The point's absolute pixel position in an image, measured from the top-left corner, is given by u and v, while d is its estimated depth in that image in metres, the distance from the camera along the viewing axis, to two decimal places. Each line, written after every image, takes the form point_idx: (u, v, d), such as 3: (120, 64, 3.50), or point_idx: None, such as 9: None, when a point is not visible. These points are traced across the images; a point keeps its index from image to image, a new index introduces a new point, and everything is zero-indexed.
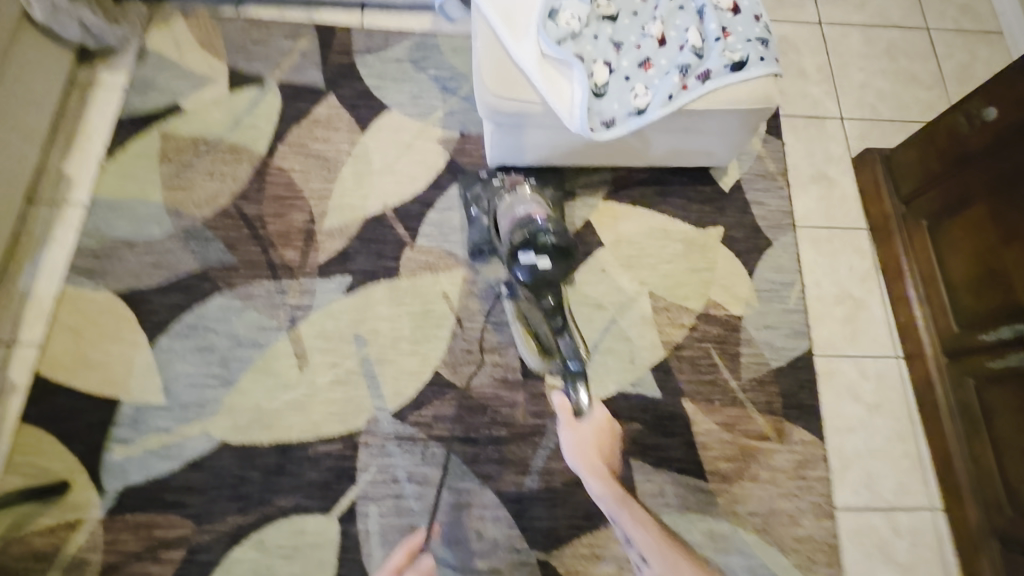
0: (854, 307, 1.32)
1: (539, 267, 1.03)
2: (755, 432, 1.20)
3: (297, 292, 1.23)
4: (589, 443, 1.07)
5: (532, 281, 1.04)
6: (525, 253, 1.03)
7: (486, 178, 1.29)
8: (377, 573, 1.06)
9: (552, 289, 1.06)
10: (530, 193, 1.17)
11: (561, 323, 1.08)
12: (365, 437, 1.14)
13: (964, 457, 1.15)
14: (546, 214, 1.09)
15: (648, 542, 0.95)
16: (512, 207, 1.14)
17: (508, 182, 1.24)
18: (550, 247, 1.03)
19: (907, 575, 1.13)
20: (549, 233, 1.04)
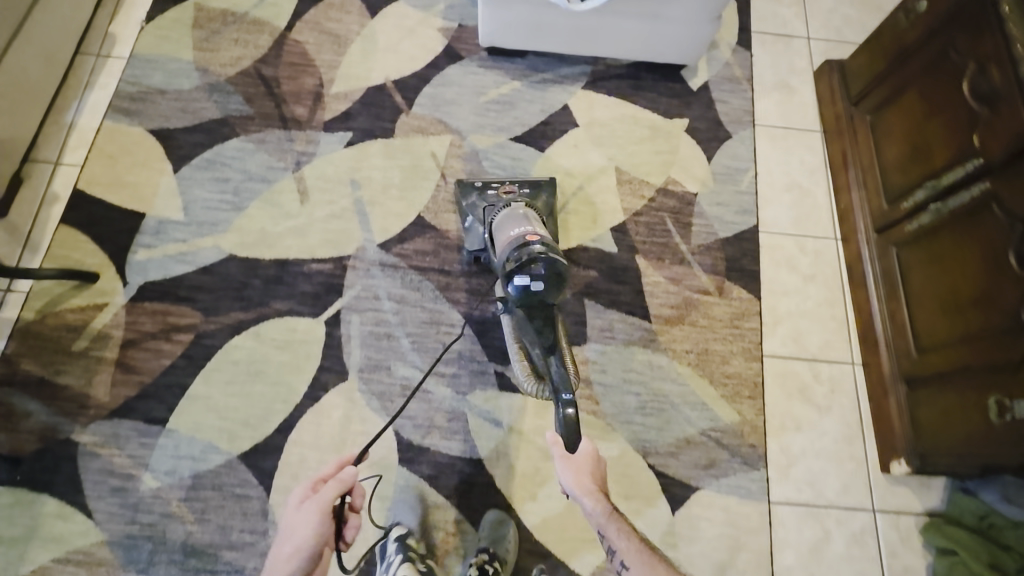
0: (802, 194, 1.45)
1: (534, 288, 1.00)
2: (698, 286, 1.34)
3: (304, 142, 1.40)
4: (584, 471, 1.06)
5: (525, 302, 1.01)
6: (520, 275, 0.99)
7: (482, 188, 1.29)
8: (355, 368, 1.23)
9: (543, 312, 1.02)
10: (526, 210, 1.17)
11: (551, 345, 1.02)
12: (354, 261, 1.31)
13: (882, 317, 1.27)
14: (540, 236, 1.06)
15: (630, 552, 0.98)
16: (506, 225, 1.13)
17: (502, 190, 1.29)
18: (543, 270, 0.99)
19: (822, 412, 1.26)
20: (544, 256, 1.00)
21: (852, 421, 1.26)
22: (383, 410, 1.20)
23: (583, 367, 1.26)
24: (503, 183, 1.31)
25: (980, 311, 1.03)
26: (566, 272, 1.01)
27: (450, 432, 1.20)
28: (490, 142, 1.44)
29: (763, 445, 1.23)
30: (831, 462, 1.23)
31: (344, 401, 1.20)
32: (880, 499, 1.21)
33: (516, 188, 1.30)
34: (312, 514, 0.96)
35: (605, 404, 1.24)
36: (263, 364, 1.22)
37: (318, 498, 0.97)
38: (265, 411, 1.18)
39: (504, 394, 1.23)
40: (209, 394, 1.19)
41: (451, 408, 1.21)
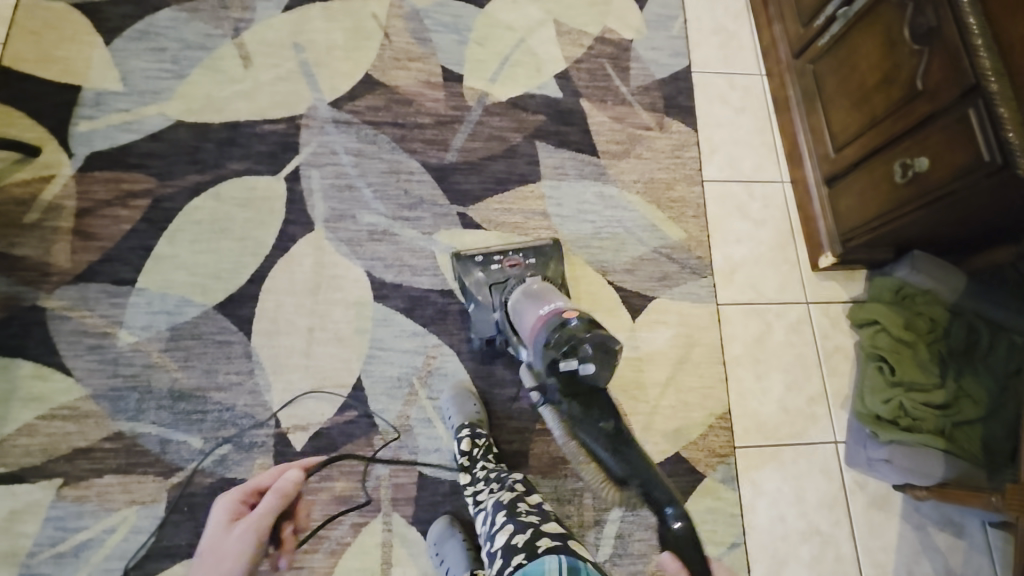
0: (728, 36, 1.54)
1: (584, 373, 0.88)
2: (640, 124, 1.42)
3: (239, 8, 1.38)
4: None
5: (579, 390, 0.90)
6: (566, 362, 0.87)
7: (482, 261, 1.18)
8: (320, 219, 1.25)
9: (598, 399, 0.92)
10: (541, 284, 1.07)
11: (615, 428, 0.91)
12: (306, 120, 1.32)
13: (806, 132, 1.39)
14: (575, 309, 0.93)
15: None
16: (524, 308, 1.01)
17: (506, 264, 1.17)
18: (592, 350, 0.87)
19: (759, 225, 1.39)
20: (590, 338, 0.87)
21: (784, 230, 1.39)
22: (353, 255, 1.24)
23: (540, 202, 1.33)
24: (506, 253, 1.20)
25: (884, 95, 1.16)
26: (618, 350, 0.89)
27: (421, 270, 1.25)
28: (429, 1, 1.45)
29: (709, 257, 1.34)
30: (770, 266, 1.36)
31: (313, 249, 1.23)
32: (812, 292, 1.35)
33: (522, 258, 1.19)
34: (244, 534, 0.91)
35: (564, 233, 1.32)
36: (227, 222, 1.23)
37: (253, 520, 0.92)
38: (235, 264, 1.20)
39: (468, 232, 1.29)
40: (176, 254, 1.19)
41: (419, 247, 1.26)
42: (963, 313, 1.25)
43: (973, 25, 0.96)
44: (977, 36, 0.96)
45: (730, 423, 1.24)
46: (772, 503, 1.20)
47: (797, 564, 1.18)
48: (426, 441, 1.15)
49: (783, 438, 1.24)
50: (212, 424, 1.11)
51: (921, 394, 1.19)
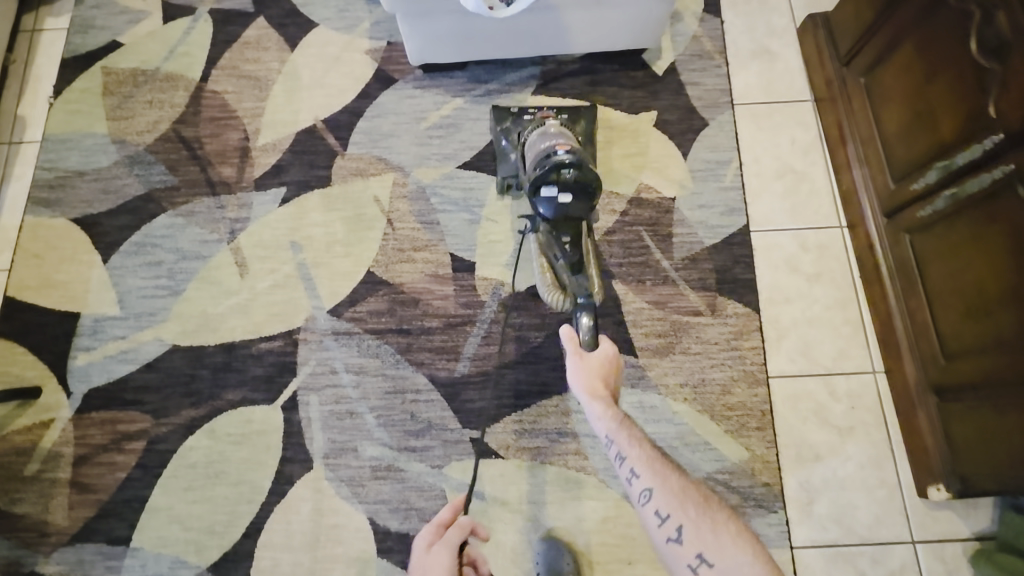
0: (795, 180, 1.27)
1: (562, 202, 0.97)
2: (686, 307, 1.19)
3: (236, 206, 1.28)
4: (595, 373, 0.95)
5: (551, 218, 0.98)
6: (547, 187, 0.97)
7: (517, 112, 1.24)
8: (319, 454, 1.13)
9: (571, 227, 0.99)
10: (558, 127, 1.10)
11: (578, 260, 0.99)
12: (304, 334, 1.20)
13: (902, 316, 1.10)
14: (570, 147, 1.01)
15: (644, 461, 0.82)
16: (537, 141, 1.08)
17: (539, 116, 1.21)
18: (572, 178, 0.96)
19: (843, 435, 1.12)
20: (573, 167, 0.96)
21: (878, 441, 1.11)
22: (355, 497, 1.11)
23: (566, 419, 1.14)
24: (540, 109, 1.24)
25: (1013, 315, 0.87)
26: (596, 183, 0.97)
27: (429, 512, 1.10)
28: (437, 173, 1.29)
29: (778, 482, 1.09)
30: (860, 492, 1.08)
31: (312, 493, 1.11)
32: (920, 528, 1.06)
33: (552, 113, 1.22)
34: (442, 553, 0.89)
35: (595, 458, 1.12)
36: (222, 464, 1.13)
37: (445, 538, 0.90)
38: (229, 516, 1.10)
39: (483, 461, 1.12)
40: (171, 505, 1.11)
41: (427, 485, 1.11)
42: None
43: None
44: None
45: None
46: None
47: None
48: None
49: None
50: None
51: None
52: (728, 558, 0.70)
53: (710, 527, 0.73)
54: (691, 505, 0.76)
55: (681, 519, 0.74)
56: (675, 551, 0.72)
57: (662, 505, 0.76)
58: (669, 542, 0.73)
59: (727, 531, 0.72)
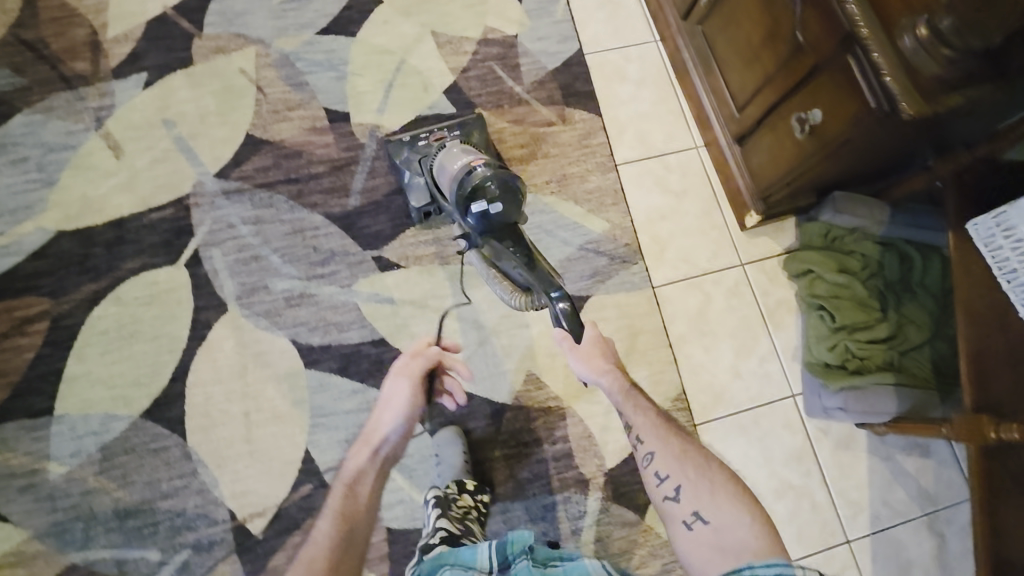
0: (613, 8, 1.49)
1: (492, 212, 0.97)
2: (540, 121, 1.38)
3: (98, 96, 1.30)
4: (595, 355, 1.01)
5: (487, 231, 0.98)
6: (475, 202, 0.98)
7: (411, 139, 1.25)
8: (232, 298, 1.21)
9: (511, 233, 0.99)
10: (462, 145, 1.12)
11: (529, 256, 0.97)
12: (195, 198, 1.26)
13: (709, 93, 1.36)
14: (483, 160, 1.04)
15: (647, 426, 0.95)
16: (446, 165, 1.09)
17: (433, 138, 1.24)
18: (496, 190, 0.98)
19: (679, 197, 1.36)
20: (493, 179, 0.98)
21: (706, 197, 1.37)
22: (274, 326, 1.20)
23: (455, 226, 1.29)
24: (432, 131, 1.27)
25: (770, 48, 1.11)
26: (520, 189, 0.99)
27: (347, 324, 1.21)
28: (297, 42, 1.38)
29: (635, 241, 1.32)
30: (698, 236, 1.34)
31: (231, 331, 1.19)
32: (745, 253, 1.33)
33: (446, 133, 1.25)
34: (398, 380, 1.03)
35: None
36: (135, 324, 1.17)
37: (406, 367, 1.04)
38: (154, 366, 1.16)
39: (387, 273, 1.25)
40: (89, 370, 1.14)
41: (340, 303, 1.22)
42: (893, 244, 1.25)
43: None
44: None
45: (686, 403, 1.25)
46: (742, 470, 1.23)
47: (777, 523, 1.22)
48: (418, 461, 1.16)
49: (742, 405, 1.26)
50: (166, 534, 1.07)
51: (864, 334, 1.19)
52: (722, 516, 0.83)
53: (711, 490, 0.85)
54: (690, 467, 0.89)
55: (680, 481, 0.88)
56: (675, 511, 0.86)
57: (662, 467, 0.90)
58: (668, 501, 0.87)
59: (721, 488, 0.86)
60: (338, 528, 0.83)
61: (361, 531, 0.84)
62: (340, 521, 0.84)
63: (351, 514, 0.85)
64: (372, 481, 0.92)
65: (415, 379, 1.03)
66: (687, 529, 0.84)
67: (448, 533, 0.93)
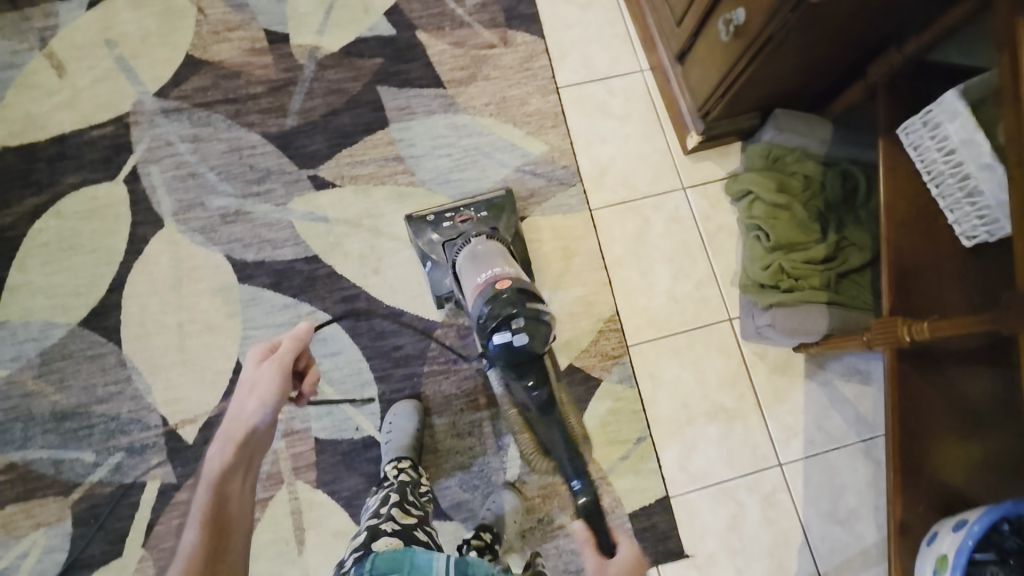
0: None
1: (517, 345, 0.93)
2: (482, 44, 1.36)
3: (41, 16, 1.31)
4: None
5: (511, 360, 0.97)
6: (498, 333, 0.93)
7: (433, 219, 1.20)
8: (169, 214, 1.23)
9: (532, 368, 1.01)
10: (486, 244, 1.07)
11: (546, 393, 1.03)
12: (134, 117, 1.27)
13: (652, 12, 1.33)
14: (510, 277, 0.97)
15: None
16: (473, 273, 1.02)
17: (456, 219, 1.19)
18: (523, 323, 0.92)
19: (622, 121, 1.34)
20: (522, 312, 0.92)
21: (650, 121, 1.35)
22: (209, 242, 1.22)
23: (391, 147, 1.29)
24: (457, 209, 1.21)
25: None
26: (549, 323, 0.95)
27: (281, 241, 1.23)
28: None
29: (575, 164, 1.31)
30: (640, 160, 1.32)
31: (167, 245, 1.21)
32: (689, 177, 1.32)
33: (473, 212, 1.21)
34: (269, 367, 0.82)
35: (421, 174, 1.28)
36: (74, 237, 1.20)
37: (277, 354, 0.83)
38: (92, 277, 1.18)
39: (322, 193, 1.26)
40: (30, 280, 1.17)
41: (275, 220, 1.23)
42: (836, 164, 1.23)
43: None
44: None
45: (620, 325, 1.22)
46: (674, 392, 1.20)
47: (706, 444, 1.18)
48: (347, 374, 1.16)
49: (678, 326, 1.23)
50: (100, 436, 1.11)
51: (800, 253, 1.18)
52: None
53: None
54: None
55: None
56: None
57: None
58: None
59: None
60: (205, 557, 0.69)
61: (237, 539, 0.72)
62: (214, 529, 0.71)
63: (222, 514, 0.73)
64: (242, 481, 0.76)
65: (286, 364, 0.82)
66: None
67: (369, 536, 0.84)
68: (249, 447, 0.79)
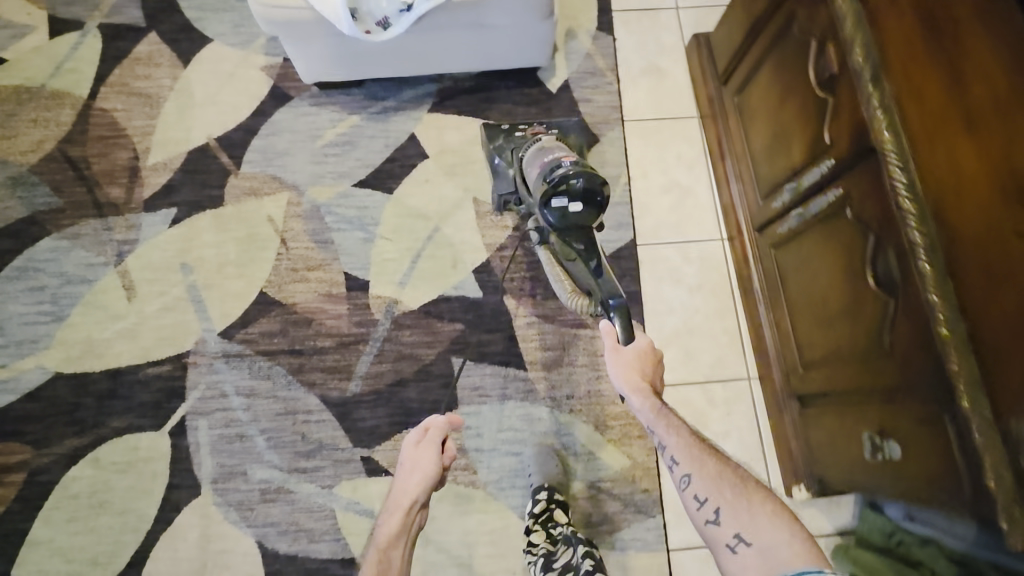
0: (681, 194, 1.32)
1: (571, 211, 0.90)
2: (574, 321, 1.22)
3: (124, 228, 1.26)
4: (632, 364, 0.93)
5: (563, 228, 0.91)
6: (556, 198, 0.89)
7: (509, 129, 1.19)
8: (207, 479, 1.12)
9: (583, 235, 0.93)
10: (554, 142, 1.03)
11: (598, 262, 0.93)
12: (193, 357, 1.19)
13: (770, 326, 1.16)
14: (575, 158, 0.92)
15: (681, 446, 0.85)
16: (534, 163, 1.00)
17: (531, 132, 1.16)
18: (581, 182, 0.88)
19: (719, 440, 1.17)
20: (582, 174, 0.88)
21: (750, 444, 1.17)
22: (243, 521, 1.10)
23: (456, 435, 1.15)
24: (531, 126, 1.19)
25: (847, 329, 0.92)
26: (605, 192, 0.90)
27: (318, 533, 1.10)
28: (331, 193, 1.29)
29: (659, 488, 1.14)
30: None
31: (199, 519, 1.10)
32: None
33: (546, 127, 1.19)
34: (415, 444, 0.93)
35: (483, 471, 1.14)
36: (106, 493, 1.11)
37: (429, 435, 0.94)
38: (114, 545, 1.09)
39: (373, 480, 1.13)
40: (53, 536, 1.09)
41: (317, 506, 1.11)
42: None
43: (937, 305, 0.70)
44: (942, 318, 0.70)
45: None
46: None
47: None
48: None
49: None
50: None
51: None
52: (763, 538, 0.70)
53: (750, 508, 0.74)
54: (727, 489, 0.78)
55: (717, 502, 0.77)
56: (715, 535, 0.75)
57: (700, 487, 0.79)
58: (708, 524, 0.76)
59: (760, 508, 0.74)
60: None
61: None
62: None
63: None
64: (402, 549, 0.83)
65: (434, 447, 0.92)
66: (731, 553, 0.72)
67: None
68: (415, 517, 0.87)
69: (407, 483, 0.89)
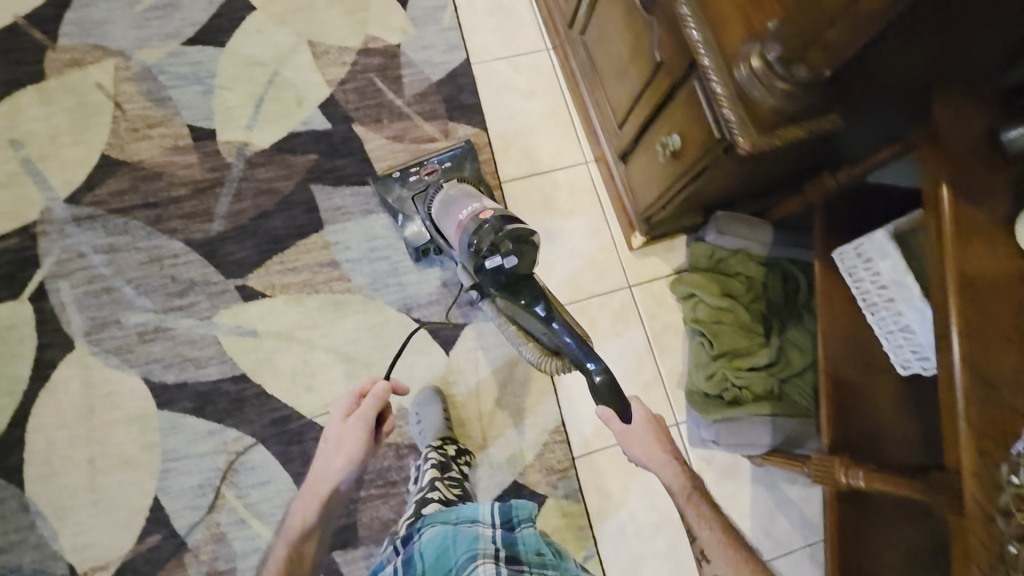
0: (505, 15, 1.42)
1: (507, 266, 0.84)
2: (422, 137, 1.31)
3: None
4: (649, 440, 0.98)
5: (503, 284, 0.86)
6: (489, 258, 0.84)
7: (402, 175, 1.23)
8: (79, 333, 1.13)
9: (526, 287, 0.86)
10: (456, 189, 1.05)
11: (550, 307, 0.84)
12: (43, 226, 1.17)
13: (594, 107, 1.29)
14: (492, 209, 0.91)
15: (711, 539, 0.89)
16: (449, 217, 0.99)
17: (422, 172, 1.22)
18: (512, 245, 0.84)
19: (568, 216, 1.30)
20: (509, 236, 0.84)
21: (595, 215, 1.31)
22: (125, 364, 1.13)
23: (326, 252, 1.22)
24: (422, 163, 1.24)
25: (637, 64, 1.05)
26: (536, 244, 0.86)
27: (203, 360, 1.14)
28: (161, 53, 1.29)
29: None
30: (586, 257, 1.28)
31: (78, 370, 1.11)
32: (634, 276, 1.28)
33: (436, 165, 1.24)
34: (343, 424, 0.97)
35: (357, 278, 1.21)
36: None
37: (359, 413, 0.96)
38: None
39: (251, 304, 1.18)
40: None
41: (198, 337, 1.15)
42: (777, 266, 1.21)
43: None
44: None
45: (565, 435, 1.18)
46: (623, 505, 1.16)
47: (653, 558, 1.15)
48: (275, 506, 1.09)
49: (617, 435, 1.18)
50: None
51: (744, 360, 1.15)
52: None
53: None
54: None
55: None
56: None
57: None
58: None
59: None
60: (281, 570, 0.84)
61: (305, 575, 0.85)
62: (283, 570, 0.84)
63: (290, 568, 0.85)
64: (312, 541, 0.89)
65: (366, 425, 0.96)
66: None
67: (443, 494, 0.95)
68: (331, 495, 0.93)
69: (329, 464, 0.94)
